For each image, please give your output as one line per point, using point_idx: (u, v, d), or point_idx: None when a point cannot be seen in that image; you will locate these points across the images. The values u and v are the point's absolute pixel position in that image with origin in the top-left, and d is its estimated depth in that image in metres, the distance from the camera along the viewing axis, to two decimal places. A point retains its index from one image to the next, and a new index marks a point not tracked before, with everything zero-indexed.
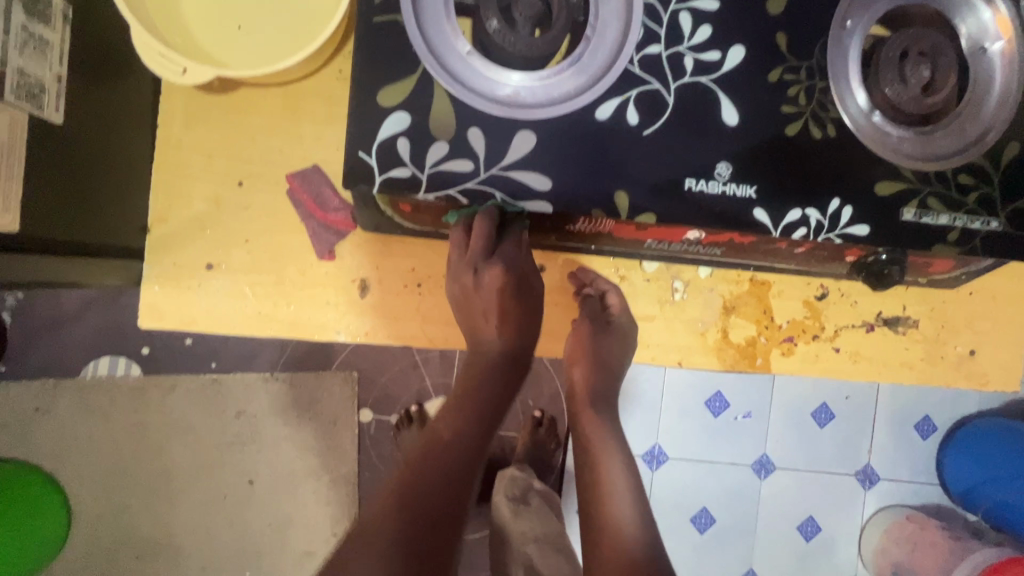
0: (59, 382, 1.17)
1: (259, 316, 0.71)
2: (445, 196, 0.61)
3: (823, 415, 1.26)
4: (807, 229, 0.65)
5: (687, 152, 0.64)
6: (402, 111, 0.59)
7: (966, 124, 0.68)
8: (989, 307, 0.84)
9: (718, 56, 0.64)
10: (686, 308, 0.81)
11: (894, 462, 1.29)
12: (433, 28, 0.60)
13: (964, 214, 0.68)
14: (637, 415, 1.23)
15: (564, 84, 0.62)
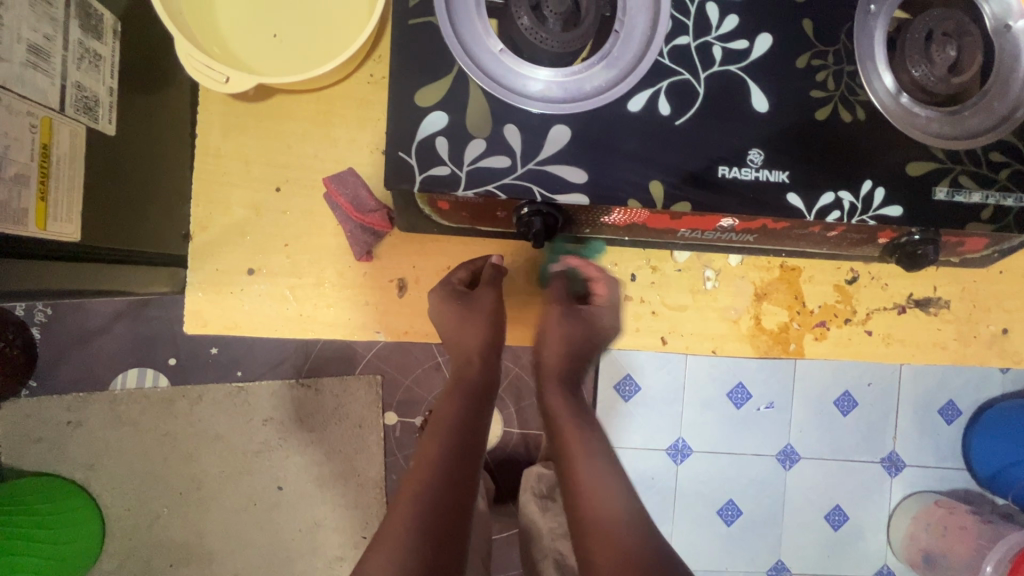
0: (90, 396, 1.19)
1: (300, 318, 0.72)
2: (484, 192, 0.62)
3: (847, 402, 1.25)
4: (840, 212, 0.66)
5: (719, 140, 0.64)
6: (440, 110, 0.60)
7: (992, 102, 0.69)
8: (1019, 285, 0.84)
9: (746, 44, 0.65)
10: (718, 296, 0.81)
11: (919, 448, 1.28)
12: (466, 29, 0.61)
13: (996, 191, 0.68)
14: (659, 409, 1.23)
15: (595, 78, 0.63)
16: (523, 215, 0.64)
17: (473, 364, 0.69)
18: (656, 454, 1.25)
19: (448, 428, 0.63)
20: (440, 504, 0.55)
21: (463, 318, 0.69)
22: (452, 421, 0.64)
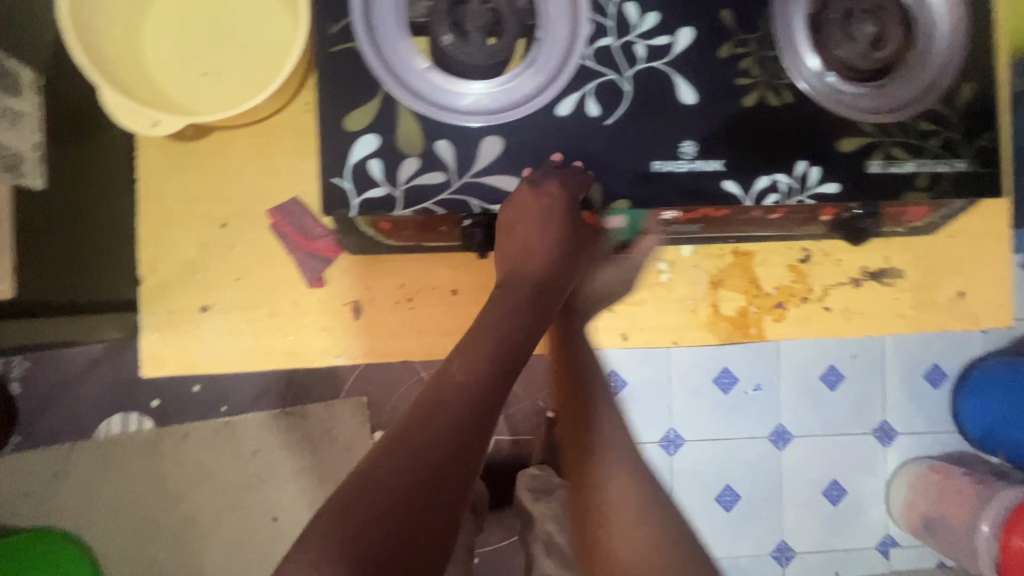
0: (73, 447, 1.28)
1: (258, 350, 0.72)
2: (423, 209, 0.62)
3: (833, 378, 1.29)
4: (778, 195, 0.67)
5: (651, 135, 0.65)
6: (371, 133, 0.61)
7: (918, 73, 0.71)
8: (971, 247, 0.85)
9: (668, 40, 0.66)
10: (673, 287, 0.82)
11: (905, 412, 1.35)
12: (390, 51, 0.62)
13: (929, 159, 0.70)
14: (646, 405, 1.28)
15: (523, 87, 0.64)
16: (466, 228, 0.65)
17: (551, 286, 0.67)
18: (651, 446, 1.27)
19: (494, 349, 0.59)
20: (469, 429, 0.53)
21: (542, 233, 0.65)
22: (501, 340, 0.60)
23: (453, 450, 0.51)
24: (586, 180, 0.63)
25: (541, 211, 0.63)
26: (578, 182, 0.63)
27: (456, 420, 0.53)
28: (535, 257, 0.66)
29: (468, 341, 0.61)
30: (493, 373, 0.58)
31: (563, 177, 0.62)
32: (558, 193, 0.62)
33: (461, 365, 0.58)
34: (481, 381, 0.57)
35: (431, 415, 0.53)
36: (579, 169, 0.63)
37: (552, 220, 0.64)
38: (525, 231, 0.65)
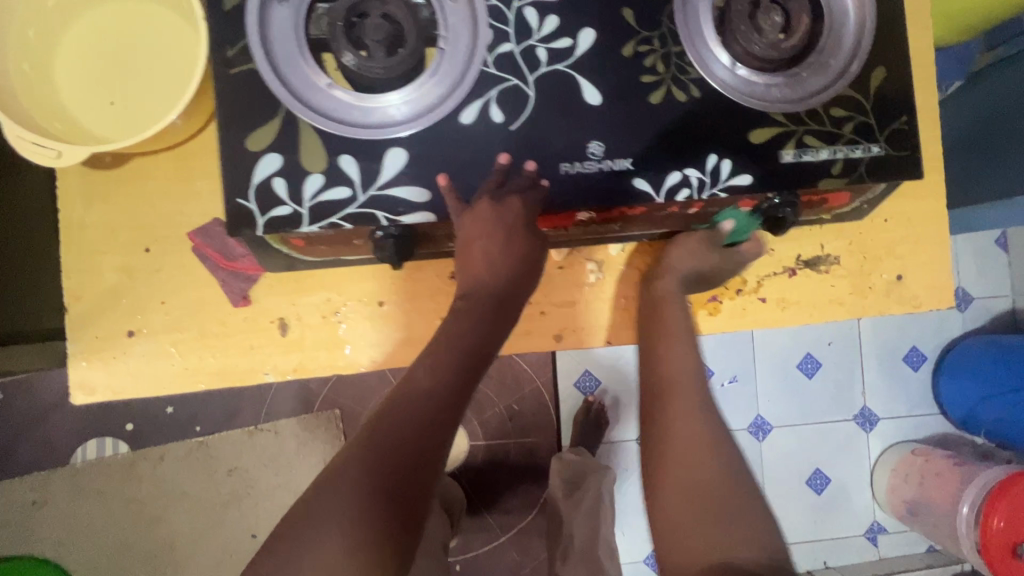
0: (52, 473, 1.43)
1: (186, 372, 0.73)
2: (330, 225, 0.63)
3: (702, 373, 1.67)
4: (689, 190, 0.67)
5: (557, 137, 0.65)
6: (273, 152, 0.62)
7: (828, 60, 0.71)
8: (906, 230, 0.85)
9: (570, 42, 0.66)
10: (605, 288, 0.80)
11: (831, 401, 1.72)
12: (290, 69, 0.63)
13: (843, 146, 0.69)
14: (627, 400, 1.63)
15: (428, 95, 0.65)
16: (377, 239, 0.65)
17: (511, 297, 0.70)
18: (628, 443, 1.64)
19: (455, 355, 0.63)
20: (432, 429, 0.56)
21: (507, 248, 0.68)
22: (461, 348, 0.63)
23: (419, 449, 0.54)
24: (543, 198, 0.65)
25: (502, 225, 0.65)
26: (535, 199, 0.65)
27: (419, 420, 0.56)
28: (499, 269, 0.69)
29: (429, 350, 0.64)
30: (454, 376, 0.61)
31: (515, 195, 0.64)
32: (520, 211, 0.65)
33: (424, 370, 0.61)
34: (441, 385, 0.60)
35: (394, 415, 0.56)
36: (537, 186, 0.65)
37: (512, 240, 0.68)
38: (486, 244, 0.67)
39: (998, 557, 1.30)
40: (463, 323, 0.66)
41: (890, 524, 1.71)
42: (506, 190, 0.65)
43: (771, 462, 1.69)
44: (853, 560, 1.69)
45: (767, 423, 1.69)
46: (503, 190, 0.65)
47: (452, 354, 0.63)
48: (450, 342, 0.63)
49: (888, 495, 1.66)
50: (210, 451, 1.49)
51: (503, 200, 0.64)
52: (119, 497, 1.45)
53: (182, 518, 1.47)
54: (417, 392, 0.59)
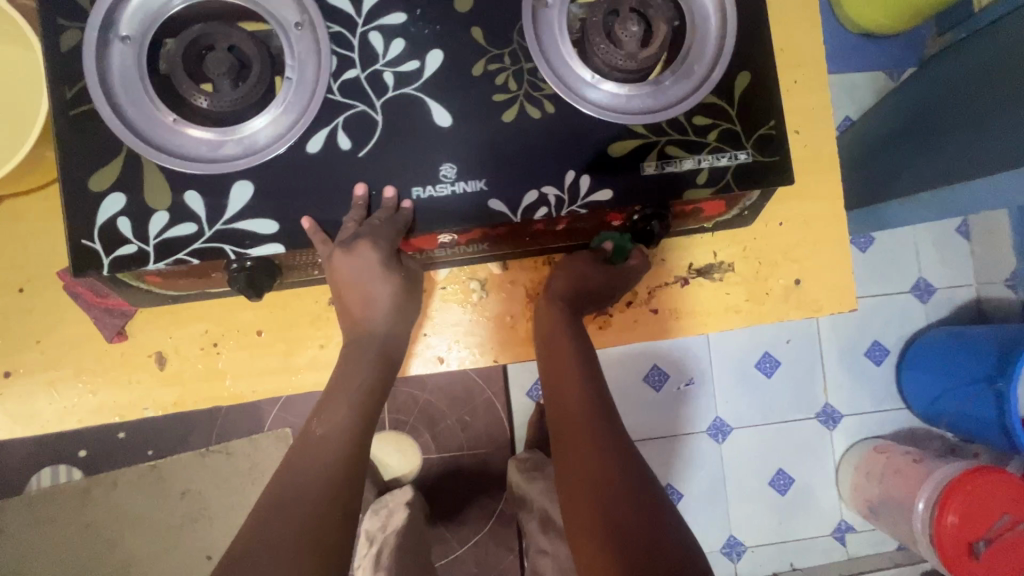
0: (7, 502, 1.45)
1: (65, 410, 0.73)
2: (178, 261, 0.63)
3: (658, 377, 1.61)
4: (548, 208, 0.66)
5: (408, 161, 0.65)
6: (117, 191, 0.62)
7: (692, 66, 0.69)
8: (802, 233, 0.83)
9: (417, 65, 0.65)
10: (488, 306, 0.80)
11: (795, 399, 1.64)
12: (133, 108, 0.63)
13: (708, 154, 0.68)
14: None
15: (275, 126, 0.65)
16: (231, 273, 0.65)
17: (392, 343, 0.70)
18: None
19: (351, 398, 0.65)
20: (338, 472, 0.58)
21: (372, 288, 0.67)
22: (354, 392, 0.65)
23: (328, 493, 0.56)
24: (406, 226, 0.64)
25: (360, 266, 0.64)
26: (392, 232, 0.63)
27: (320, 466, 0.58)
28: (375, 311, 0.69)
29: (327, 397, 0.65)
30: (352, 424, 0.63)
31: (373, 228, 0.62)
32: (373, 253, 0.62)
33: (321, 418, 0.63)
34: (341, 429, 0.62)
35: (298, 465, 0.58)
36: (401, 213, 0.64)
37: (376, 279, 0.66)
38: (357, 285, 0.66)
39: (955, 557, 1.28)
40: (353, 371, 0.67)
41: (858, 522, 1.65)
42: (364, 225, 0.63)
43: (733, 465, 1.63)
44: (820, 561, 1.63)
45: (727, 425, 1.63)
46: (362, 225, 0.63)
47: (349, 399, 0.65)
48: (341, 390, 0.65)
49: (852, 494, 1.60)
50: (163, 475, 1.48)
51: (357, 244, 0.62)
52: (73, 523, 1.46)
53: (137, 542, 1.48)
54: (315, 445, 0.60)
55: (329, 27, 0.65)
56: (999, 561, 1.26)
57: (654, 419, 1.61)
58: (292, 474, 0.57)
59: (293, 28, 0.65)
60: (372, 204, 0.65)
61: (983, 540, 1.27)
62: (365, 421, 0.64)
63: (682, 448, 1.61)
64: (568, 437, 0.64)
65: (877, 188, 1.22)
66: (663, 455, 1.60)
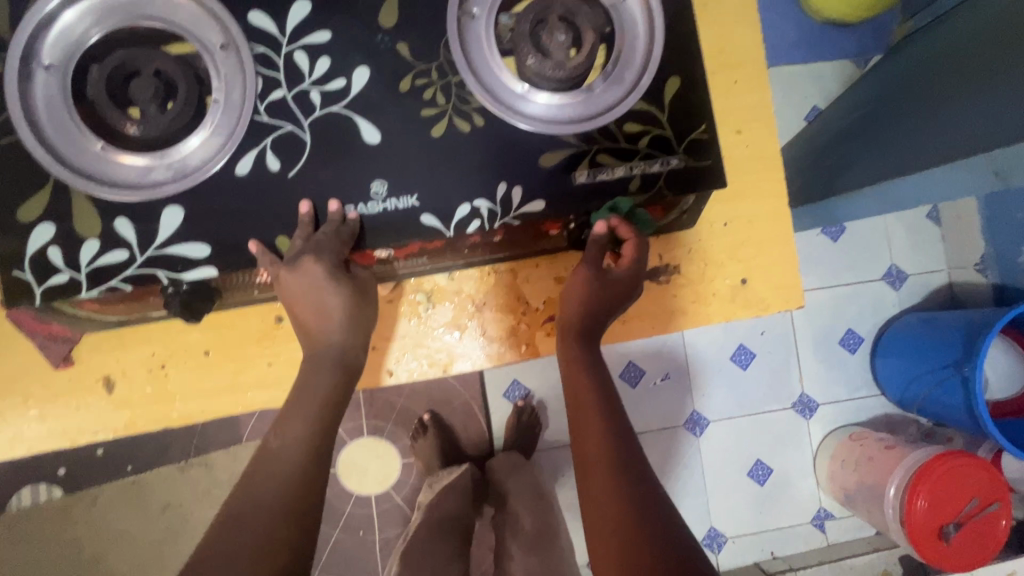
0: None
1: (14, 437, 0.73)
2: (111, 288, 0.63)
3: (634, 373, 1.59)
4: (480, 221, 0.66)
5: (337, 180, 0.65)
6: (47, 222, 0.62)
7: (622, 72, 0.69)
8: (746, 233, 0.84)
9: (344, 82, 0.66)
10: (436, 317, 0.81)
11: (771, 389, 1.62)
12: (59, 137, 0.63)
13: (640, 161, 0.68)
14: (559, 404, 1.49)
15: (204, 149, 0.65)
16: (167, 296, 0.65)
17: (352, 354, 0.67)
18: (562, 449, 1.49)
19: (308, 412, 0.62)
20: (296, 486, 0.56)
21: (324, 301, 0.64)
22: (311, 406, 0.62)
23: (285, 511, 0.54)
24: (354, 238, 0.65)
25: (308, 281, 0.63)
26: (336, 244, 0.63)
27: (280, 480, 0.57)
28: (331, 325, 0.66)
29: (287, 410, 0.63)
30: (311, 437, 0.60)
31: (318, 242, 0.62)
32: (320, 267, 0.62)
33: (279, 432, 0.61)
34: (299, 443, 0.60)
35: (259, 479, 0.57)
36: (347, 225, 0.64)
37: (326, 292, 0.64)
38: (309, 297, 0.64)
39: (926, 542, 1.28)
40: (311, 384, 0.63)
41: (836, 509, 1.64)
42: (309, 241, 0.63)
43: (711, 457, 1.61)
44: (800, 549, 1.63)
45: (704, 418, 1.61)
46: (309, 241, 0.63)
47: (312, 410, 0.62)
48: (299, 401, 0.62)
49: (829, 482, 1.60)
50: (143, 489, 1.47)
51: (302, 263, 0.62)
52: (56, 540, 1.47)
53: (121, 557, 1.48)
54: (271, 459, 0.58)
55: (253, 48, 0.65)
56: (966, 543, 1.28)
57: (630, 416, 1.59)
58: (252, 485, 0.57)
59: (218, 49, 0.65)
60: (319, 218, 0.65)
61: (951, 525, 1.27)
62: (323, 434, 0.62)
63: (659, 442, 1.60)
64: (581, 429, 0.64)
65: (824, 184, 1.22)
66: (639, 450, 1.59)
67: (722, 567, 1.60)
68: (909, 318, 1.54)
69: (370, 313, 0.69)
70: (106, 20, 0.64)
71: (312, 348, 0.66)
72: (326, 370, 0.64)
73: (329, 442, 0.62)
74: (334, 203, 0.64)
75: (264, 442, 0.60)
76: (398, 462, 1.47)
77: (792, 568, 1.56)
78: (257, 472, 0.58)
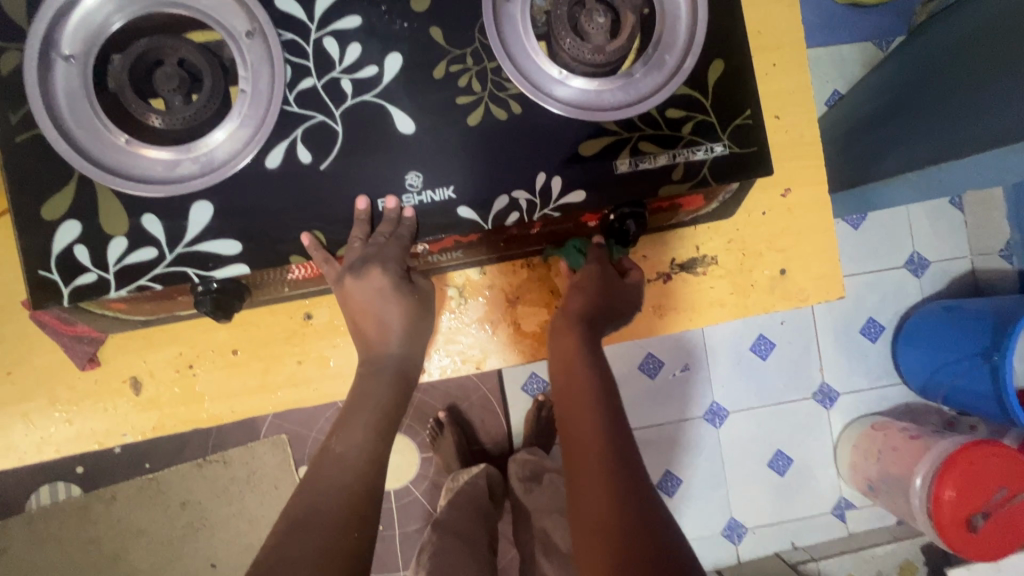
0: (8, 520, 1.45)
1: (40, 440, 0.72)
2: (140, 287, 0.61)
3: (652, 365, 1.57)
4: (519, 213, 0.64)
5: (371, 171, 0.63)
6: (72, 219, 0.60)
7: (662, 56, 0.66)
8: (785, 222, 0.81)
9: (376, 70, 0.63)
10: (468, 313, 0.79)
11: (791, 379, 1.60)
12: (83, 130, 0.60)
13: (683, 148, 0.65)
14: None
15: (232, 142, 0.62)
16: (197, 295, 0.63)
17: (408, 362, 0.68)
18: None
19: (368, 418, 0.63)
20: (352, 494, 0.57)
21: (386, 312, 0.66)
22: (370, 412, 0.63)
23: (347, 515, 0.55)
24: (410, 237, 0.63)
25: (372, 290, 0.64)
26: (397, 251, 0.62)
27: (339, 488, 0.57)
28: (390, 334, 0.67)
29: (345, 413, 0.64)
30: (371, 443, 0.62)
31: (376, 247, 0.62)
32: (383, 277, 0.63)
33: (340, 437, 0.62)
34: (358, 452, 0.60)
35: (319, 484, 0.57)
36: (404, 223, 0.62)
37: (385, 298, 0.65)
38: (368, 308, 0.65)
39: (952, 531, 1.27)
40: (367, 392, 0.65)
41: (857, 499, 1.63)
42: (369, 244, 0.62)
43: (731, 449, 1.59)
44: (821, 539, 1.61)
45: (723, 409, 1.59)
46: (367, 244, 0.62)
47: (366, 418, 0.63)
48: (356, 408, 0.64)
49: (850, 472, 1.58)
50: (162, 487, 1.46)
51: (367, 272, 0.62)
52: (76, 539, 1.46)
53: (139, 557, 1.47)
54: (332, 462, 0.59)
55: (281, 35, 0.62)
56: (996, 532, 1.26)
57: (650, 408, 1.57)
58: (314, 490, 0.57)
59: (244, 37, 0.62)
60: (375, 215, 0.63)
61: (979, 514, 1.26)
62: (382, 441, 0.63)
63: (678, 434, 1.57)
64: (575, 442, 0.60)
65: (860, 172, 1.19)
66: (658, 442, 1.57)
67: (744, 558, 1.59)
68: (932, 305, 1.52)
69: (424, 318, 0.70)
70: (128, 6, 0.61)
71: (367, 360, 0.67)
72: (378, 380, 0.65)
73: (386, 451, 0.63)
74: (387, 198, 0.62)
75: (324, 446, 0.61)
76: (416, 458, 1.46)
77: (815, 558, 1.55)
78: (316, 476, 0.59)
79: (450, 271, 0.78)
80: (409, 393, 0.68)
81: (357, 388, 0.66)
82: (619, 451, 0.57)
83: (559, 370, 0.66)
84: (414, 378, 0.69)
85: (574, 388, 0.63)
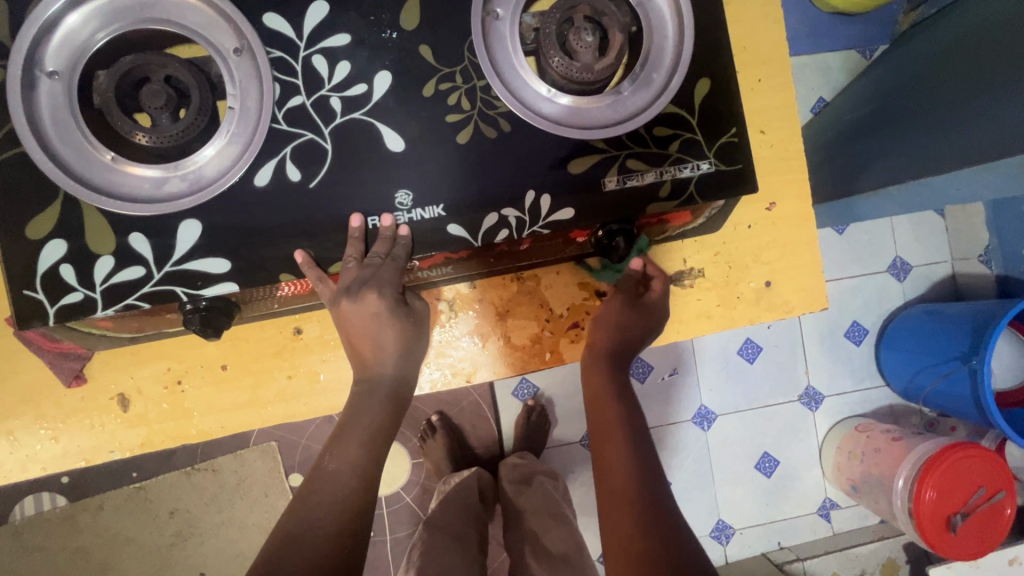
0: None
1: (25, 458, 0.71)
2: (128, 306, 0.60)
3: (642, 370, 1.59)
4: (508, 230, 0.65)
5: (361, 190, 0.63)
6: (57, 239, 0.59)
7: (650, 75, 0.67)
8: (770, 235, 0.83)
9: (365, 88, 0.63)
10: (458, 326, 0.79)
11: (777, 383, 1.63)
12: (70, 148, 0.60)
13: (670, 166, 0.66)
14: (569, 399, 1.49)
15: (220, 159, 0.62)
16: (187, 313, 0.63)
17: (399, 378, 0.68)
18: (573, 445, 1.49)
19: (361, 435, 0.63)
20: (345, 511, 0.58)
21: (378, 332, 0.66)
22: (364, 430, 0.64)
23: (338, 534, 0.56)
24: (404, 258, 0.63)
25: (367, 313, 0.65)
26: (392, 273, 0.63)
27: (330, 506, 0.57)
28: (382, 350, 0.67)
29: (338, 430, 0.64)
30: (364, 460, 0.62)
31: (371, 271, 0.63)
32: (379, 299, 0.64)
33: (333, 453, 0.62)
34: (350, 469, 0.61)
35: (311, 502, 0.58)
36: (399, 242, 0.63)
37: (377, 314, 0.65)
38: (360, 325, 0.66)
39: (933, 530, 1.30)
40: (360, 408, 0.65)
41: (841, 499, 1.66)
42: (364, 264, 0.62)
43: (719, 451, 1.61)
44: (806, 538, 1.64)
45: (712, 412, 1.61)
46: (362, 264, 0.62)
47: (358, 434, 0.63)
48: (348, 426, 0.64)
49: (835, 473, 1.61)
50: (149, 496, 1.45)
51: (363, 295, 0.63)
52: (60, 550, 1.44)
53: (126, 566, 1.46)
54: (325, 479, 0.60)
55: (269, 52, 0.62)
56: (974, 532, 1.30)
57: None
58: (305, 506, 0.57)
59: (232, 54, 0.62)
60: (368, 234, 0.63)
61: (959, 514, 1.29)
62: (374, 457, 0.63)
63: (667, 437, 1.59)
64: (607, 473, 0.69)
65: (846, 182, 1.21)
66: None
67: (731, 559, 1.62)
68: (914, 308, 1.55)
69: (416, 334, 0.70)
70: (113, 22, 0.61)
71: (361, 379, 0.68)
72: (370, 398, 0.66)
73: (378, 468, 0.63)
74: (382, 215, 0.63)
75: (318, 463, 0.62)
76: (407, 464, 1.46)
77: (800, 558, 1.58)
78: (308, 493, 0.59)
79: (443, 286, 0.79)
80: (402, 412, 0.68)
81: (351, 406, 0.66)
82: (647, 499, 0.65)
83: (595, 416, 0.74)
84: (408, 396, 0.70)
85: (608, 438, 0.71)
